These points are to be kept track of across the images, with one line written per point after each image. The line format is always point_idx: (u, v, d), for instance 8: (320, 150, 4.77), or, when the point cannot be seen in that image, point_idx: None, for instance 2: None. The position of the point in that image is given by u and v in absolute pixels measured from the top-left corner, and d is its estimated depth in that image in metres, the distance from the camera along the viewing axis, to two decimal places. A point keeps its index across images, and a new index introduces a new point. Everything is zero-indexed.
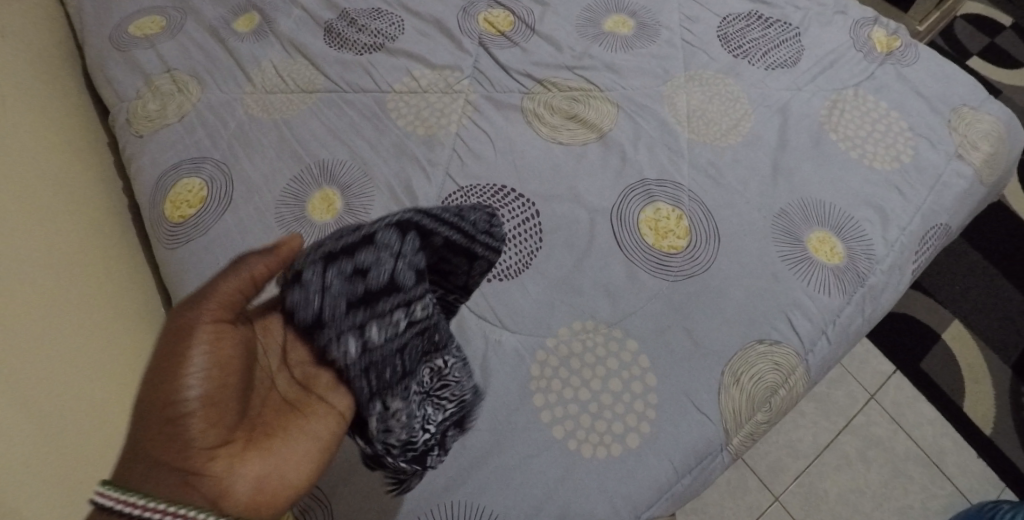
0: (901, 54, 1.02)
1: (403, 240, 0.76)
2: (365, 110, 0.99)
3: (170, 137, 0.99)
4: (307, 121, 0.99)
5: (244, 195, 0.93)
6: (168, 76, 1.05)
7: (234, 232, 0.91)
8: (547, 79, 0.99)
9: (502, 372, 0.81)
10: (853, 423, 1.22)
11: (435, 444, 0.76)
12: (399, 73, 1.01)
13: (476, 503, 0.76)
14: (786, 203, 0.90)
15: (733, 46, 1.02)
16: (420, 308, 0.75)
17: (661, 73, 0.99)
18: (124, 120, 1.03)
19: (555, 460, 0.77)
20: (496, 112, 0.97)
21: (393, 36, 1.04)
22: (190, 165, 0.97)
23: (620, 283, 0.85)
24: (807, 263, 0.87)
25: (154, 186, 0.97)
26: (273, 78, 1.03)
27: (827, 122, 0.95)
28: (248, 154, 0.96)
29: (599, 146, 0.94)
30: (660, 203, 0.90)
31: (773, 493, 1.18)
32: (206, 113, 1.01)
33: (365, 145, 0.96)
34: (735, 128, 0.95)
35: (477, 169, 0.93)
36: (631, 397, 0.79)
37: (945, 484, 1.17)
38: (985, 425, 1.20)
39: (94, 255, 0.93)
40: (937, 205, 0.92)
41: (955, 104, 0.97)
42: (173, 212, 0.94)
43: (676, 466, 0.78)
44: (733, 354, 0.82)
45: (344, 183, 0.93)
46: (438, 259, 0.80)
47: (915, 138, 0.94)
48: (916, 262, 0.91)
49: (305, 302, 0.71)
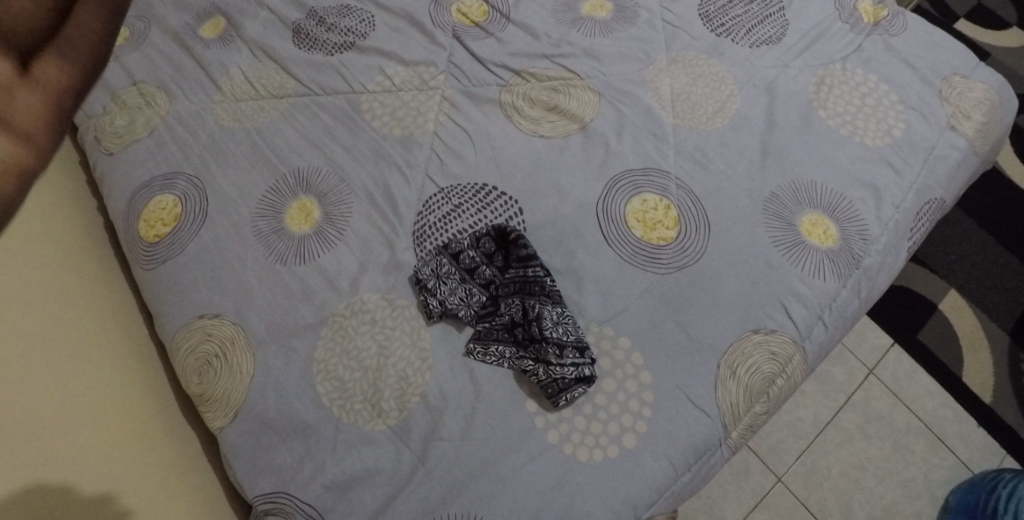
0: (888, 24, 0.98)
1: (562, 328, 0.79)
2: (339, 113, 0.96)
3: (140, 153, 0.98)
4: (280, 128, 0.96)
5: (220, 209, 0.91)
6: (134, 90, 1.02)
7: (212, 248, 0.89)
8: (525, 70, 0.96)
9: (493, 378, 0.79)
10: (852, 399, 1.21)
11: (507, 268, 0.84)
12: (372, 72, 0.98)
13: (475, 515, 0.74)
14: (776, 186, 0.88)
15: (716, 24, 0.98)
16: (526, 294, 0.81)
17: (642, 57, 0.96)
18: (92, 138, 1.01)
19: (551, 465, 0.75)
20: (474, 107, 0.94)
21: (363, 33, 1.01)
22: (162, 182, 0.95)
23: (610, 279, 0.83)
24: (800, 247, 0.85)
25: (127, 206, 0.95)
26: (243, 85, 1.00)
27: (815, 99, 0.93)
28: (221, 166, 0.94)
29: (581, 137, 0.91)
30: (647, 194, 0.87)
31: (776, 474, 1.17)
32: (176, 127, 0.98)
33: (341, 149, 0.93)
34: (721, 110, 0.92)
35: (457, 168, 0.90)
36: (626, 397, 0.78)
37: (947, 455, 1.16)
38: (984, 394, 1.20)
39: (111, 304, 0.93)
40: (930, 180, 0.90)
41: (945, 73, 0.95)
42: (148, 231, 0.92)
43: (676, 465, 0.77)
44: (729, 346, 0.81)
45: (321, 191, 0.91)
46: (513, 333, 0.81)
47: (906, 111, 0.92)
48: (911, 240, 0.89)
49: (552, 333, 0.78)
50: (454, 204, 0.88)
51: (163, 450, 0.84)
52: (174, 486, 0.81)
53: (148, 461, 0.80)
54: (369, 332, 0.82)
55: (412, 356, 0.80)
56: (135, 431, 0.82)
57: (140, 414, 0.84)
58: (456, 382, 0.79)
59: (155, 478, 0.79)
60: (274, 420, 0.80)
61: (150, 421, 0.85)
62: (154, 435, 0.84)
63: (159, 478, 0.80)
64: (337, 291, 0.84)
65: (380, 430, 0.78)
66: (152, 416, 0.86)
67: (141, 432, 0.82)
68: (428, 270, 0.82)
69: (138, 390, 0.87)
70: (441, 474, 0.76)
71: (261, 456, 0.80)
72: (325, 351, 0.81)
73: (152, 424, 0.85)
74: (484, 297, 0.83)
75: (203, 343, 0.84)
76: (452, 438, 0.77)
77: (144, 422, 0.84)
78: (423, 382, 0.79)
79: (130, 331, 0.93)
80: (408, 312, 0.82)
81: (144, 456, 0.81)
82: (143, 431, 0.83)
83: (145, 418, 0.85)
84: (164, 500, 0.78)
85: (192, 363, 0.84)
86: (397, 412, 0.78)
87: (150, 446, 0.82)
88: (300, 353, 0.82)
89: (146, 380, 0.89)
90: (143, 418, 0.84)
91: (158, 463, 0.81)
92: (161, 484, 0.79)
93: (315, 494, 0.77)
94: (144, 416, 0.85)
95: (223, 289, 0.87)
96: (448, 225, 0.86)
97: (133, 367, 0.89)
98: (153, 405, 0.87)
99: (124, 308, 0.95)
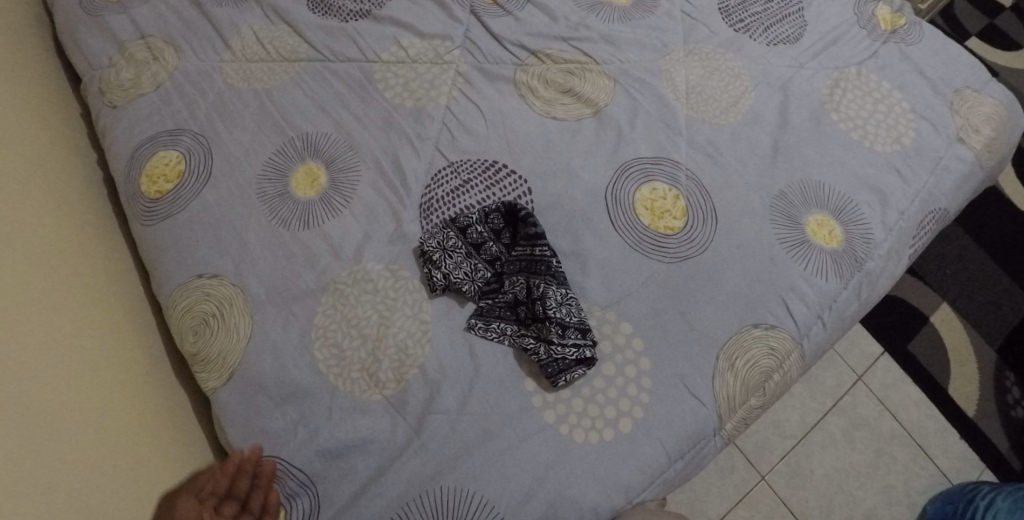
0: (905, 33, 0.99)
1: (564, 307, 0.79)
2: (351, 81, 0.95)
3: (145, 108, 0.96)
4: (289, 92, 0.95)
5: (225, 169, 0.90)
6: (141, 44, 1.00)
7: (214, 207, 0.88)
8: (541, 51, 0.95)
9: (492, 355, 0.79)
10: (839, 404, 1.22)
11: (514, 246, 0.83)
12: (386, 42, 0.97)
13: (466, 490, 0.74)
14: (784, 184, 0.88)
15: (735, 20, 0.98)
16: (532, 271, 0.81)
17: (660, 46, 0.96)
18: (96, 90, 0.99)
19: (547, 445, 0.75)
20: (488, 85, 0.94)
21: (379, 3, 0.99)
22: (167, 137, 0.93)
23: (615, 265, 0.83)
24: (805, 246, 0.85)
25: (129, 159, 0.94)
26: (254, 46, 0.98)
27: (829, 101, 0.93)
28: (228, 126, 0.93)
29: (593, 122, 0.91)
30: (656, 183, 0.87)
31: (760, 472, 1.17)
32: (183, 83, 0.97)
33: (351, 118, 0.92)
34: (735, 105, 0.92)
35: (468, 144, 0.90)
36: (625, 381, 0.78)
37: (928, 464, 1.18)
38: (968, 407, 1.21)
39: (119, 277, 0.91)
40: (936, 189, 0.90)
41: (957, 85, 0.95)
42: (150, 187, 0.91)
43: (669, 452, 0.77)
44: (729, 338, 0.81)
45: (329, 157, 0.90)
46: (519, 311, 0.81)
47: (917, 120, 0.92)
48: (913, 248, 0.89)
49: (552, 311, 0.78)
50: (462, 179, 0.87)
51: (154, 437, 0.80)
52: (153, 450, 0.79)
53: (127, 424, 0.78)
54: (370, 302, 0.81)
55: (412, 328, 0.80)
56: (135, 422, 0.79)
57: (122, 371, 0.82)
58: (455, 356, 0.79)
59: (133, 440, 0.77)
60: (269, 384, 0.79)
61: (136, 383, 0.83)
62: (150, 429, 0.80)
63: (138, 441, 0.78)
64: (341, 258, 0.84)
65: (377, 400, 0.78)
66: (152, 405, 0.83)
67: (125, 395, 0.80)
68: (434, 243, 0.82)
69: (126, 350, 0.84)
70: (435, 447, 0.76)
71: (253, 418, 0.79)
72: (324, 318, 0.81)
73: (146, 411, 0.81)
74: (489, 273, 0.82)
75: (201, 302, 0.83)
76: (448, 412, 0.77)
77: (131, 386, 0.82)
78: (423, 354, 0.79)
79: (127, 289, 0.91)
80: (411, 284, 0.82)
81: (124, 418, 0.78)
82: (144, 420, 0.80)
83: (145, 409, 0.81)
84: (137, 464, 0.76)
85: (189, 321, 0.83)
86: (395, 383, 0.78)
87: (134, 409, 0.80)
88: (299, 318, 0.81)
89: (140, 341, 0.87)
90: (128, 379, 0.82)
91: (138, 427, 0.79)
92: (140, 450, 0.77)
93: (307, 459, 0.76)
94: (137, 409, 0.80)
95: (224, 249, 0.86)
96: (456, 200, 0.86)
97: (123, 327, 0.86)
98: (143, 368, 0.85)
99: (121, 264, 0.93)
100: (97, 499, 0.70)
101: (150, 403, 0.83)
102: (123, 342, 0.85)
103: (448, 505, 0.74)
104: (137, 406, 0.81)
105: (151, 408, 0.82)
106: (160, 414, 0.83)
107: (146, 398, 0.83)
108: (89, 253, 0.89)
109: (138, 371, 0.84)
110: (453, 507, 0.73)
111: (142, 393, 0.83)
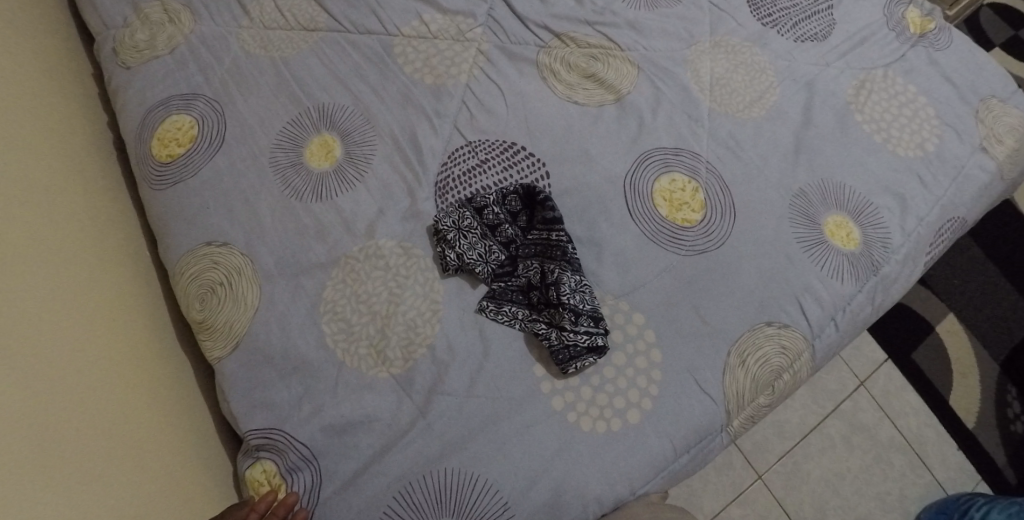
0: (934, 37, 0.97)
1: (579, 290, 0.78)
2: (370, 54, 0.93)
3: (159, 70, 0.94)
4: (307, 61, 0.93)
5: (238, 136, 0.88)
6: (158, 5, 0.98)
7: (226, 175, 0.86)
8: (565, 34, 0.94)
9: (501, 339, 0.78)
10: (840, 407, 1.19)
11: (528, 230, 0.83)
12: (408, 16, 0.95)
13: (470, 472, 0.73)
14: (804, 183, 0.87)
15: (763, 13, 0.96)
16: (546, 254, 0.81)
17: (685, 36, 0.94)
18: (110, 49, 0.97)
19: (553, 432, 0.75)
20: (510, 66, 0.92)
21: None
22: (180, 101, 0.92)
23: (631, 254, 0.82)
24: (822, 246, 0.84)
25: (141, 121, 0.92)
26: (273, 13, 0.97)
27: (854, 102, 0.92)
28: (243, 94, 0.91)
29: (615, 108, 0.90)
30: (676, 174, 0.86)
31: (757, 471, 1.15)
32: (199, 47, 0.95)
33: (369, 91, 0.91)
34: (759, 101, 0.91)
35: (487, 124, 0.88)
36: (634, 372, 0.77)
37: (924, 472, 1.16)
38: (968, 418, 1.19)
39: (126, 242, 0.90)
40: (956, 198, 0.89)
41: (983, 94, 0.94)
42: (161, 150, 0.89)
43: (676, 445, 0.76)
44: (742, 334, 0.80)
45: (345, 130, 0.88)
46: (529, 295, 0.80)
47: (940, 126, 0.91)
48: (929, 254, 0.88)
49: (564, 292, 0.77)
50: (480, 158, 0.86)
51: (163, 407, 0.80)
52: (160, 420, 0.78)
53: (134, 387, 0.78)
54: (381, 278, 0.80)
55: (423, 307, 0.79)
56: (144, 391, 0.79)
57: (128, 335, 0.81)
58: (466, 337, 0.78)
59: (139, 404, 0.77)
60: (273, 356, 0.78)
61: (142, 349, 0.82)
62: (159, 399, 0.80)
63: (143, 403, 0.78)
64: (352, 233, 0.83)
65: (383, 378, 0.77)
66: (160, 377, 0.82)
67: (128, 363, 0.79)
68: (449, 222, 0.81)
69: (129, 316, 0.83)
70: (440, 428, 0.75)
71: (256, 389, 0.78)
72: (334, 292, 0.80)
73: (155, 381, 0.81)
74: (503, 256, 0.81)
75: (208, 270, 0.82)
76: (454, 393, 0.76)
77: (133, 356, 0.80)
78: (432, 334, 0.78)
79: (129, 253, 0.89)
80: (422, 262, 0.81)
81: (131, 381, 0.78)
82: (153, 391, 0.80)
83: (153, 379, 0.81)
84: (139, 429, 0.75)
85: (195, 288, 0.82)
86: (402, 362, 0.77)
87: (136, 383, 0.78)
88: (308, 291, 0.80)
89: (143, 309, 0.86)
90: (129, 347, 0.80)
91: (139, 402, 0.77)
92: (141, 424, 0.76)
93: (310, 434, 0.75)
94: (145, 380, 0.80)
95: (233, 218, 0.84)
96: (473, 180, 0.85)
97: (128, 297, 0.85)
98: (148, 338, 0.84)
99: (127, 228, 0.92)
100: (101, 459, 0.70)
101: (152, 370, 0.82)
102: (127, 313, 0.83)
103: (452, 487, 0.73)
104: (138, 371, 0.80)
105: (152, 374, 0.81)
106: (163, 386, 0.82)
107: (147, 367, 0.81)
108: (94, 216, 0.87)
109: (139, 334, 0.83)
110: (455, 490, 0.73)
111: (144, 356, 0.82)
